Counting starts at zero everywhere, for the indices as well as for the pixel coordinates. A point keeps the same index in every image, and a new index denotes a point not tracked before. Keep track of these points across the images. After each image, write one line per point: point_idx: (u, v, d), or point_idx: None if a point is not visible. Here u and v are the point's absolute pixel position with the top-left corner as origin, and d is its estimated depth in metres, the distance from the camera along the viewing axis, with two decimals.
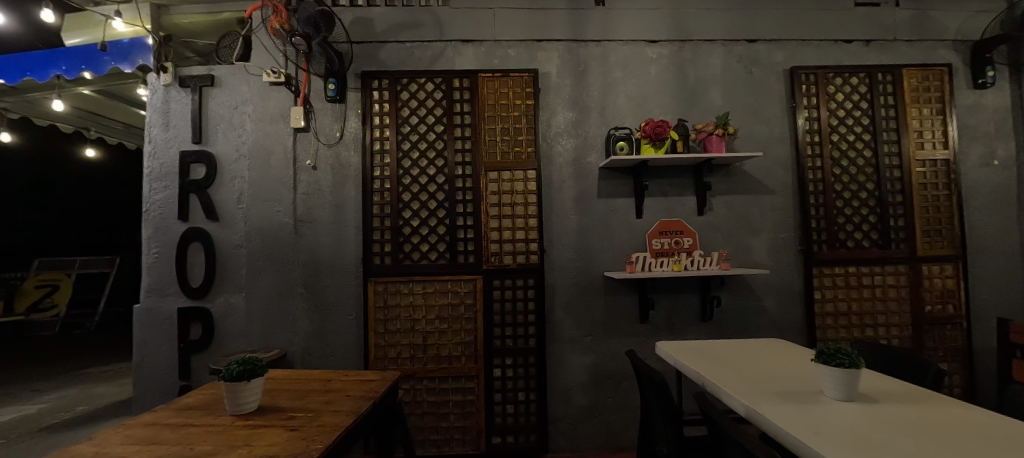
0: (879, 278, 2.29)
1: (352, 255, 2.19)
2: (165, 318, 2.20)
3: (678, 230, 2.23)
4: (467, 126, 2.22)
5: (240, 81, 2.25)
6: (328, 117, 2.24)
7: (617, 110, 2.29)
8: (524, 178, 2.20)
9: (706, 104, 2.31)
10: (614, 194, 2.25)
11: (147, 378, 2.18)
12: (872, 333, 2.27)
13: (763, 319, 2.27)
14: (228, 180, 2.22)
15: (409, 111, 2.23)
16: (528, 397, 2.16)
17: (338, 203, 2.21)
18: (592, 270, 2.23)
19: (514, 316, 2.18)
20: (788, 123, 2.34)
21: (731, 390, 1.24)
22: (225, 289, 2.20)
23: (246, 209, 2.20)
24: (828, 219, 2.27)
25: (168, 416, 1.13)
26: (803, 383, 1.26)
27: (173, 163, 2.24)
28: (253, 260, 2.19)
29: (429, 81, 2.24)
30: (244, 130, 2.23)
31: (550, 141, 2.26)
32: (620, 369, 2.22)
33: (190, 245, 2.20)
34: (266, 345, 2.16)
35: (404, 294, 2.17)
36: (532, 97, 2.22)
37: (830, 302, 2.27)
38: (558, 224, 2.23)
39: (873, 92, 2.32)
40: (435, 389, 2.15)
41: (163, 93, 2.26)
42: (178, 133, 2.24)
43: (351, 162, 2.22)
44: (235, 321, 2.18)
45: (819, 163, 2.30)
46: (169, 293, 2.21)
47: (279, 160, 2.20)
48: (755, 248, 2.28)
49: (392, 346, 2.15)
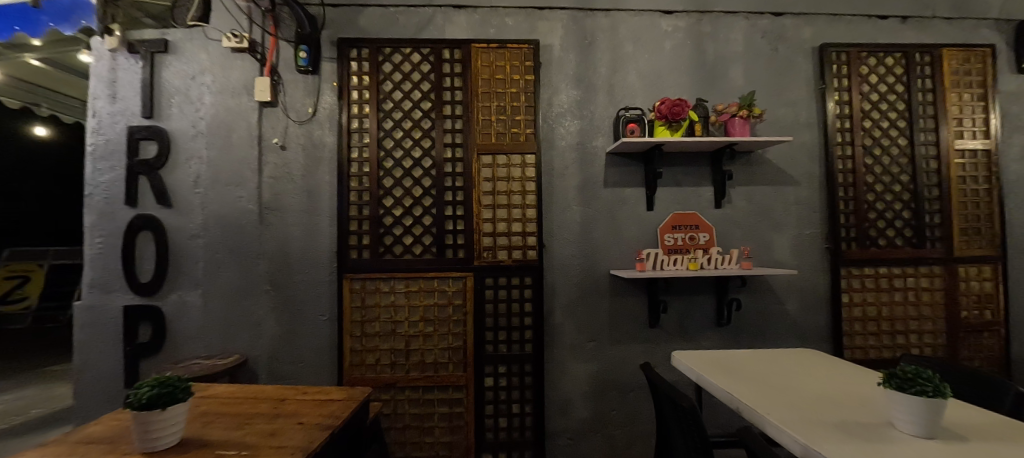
0: (912, 280, 2.08)
1: (327, 248, 1.93)
2: (109, 318, 1.92)
3: (693, 224, 2.00)
4: (458, 103, 1.97)
5: (198, 47, 1.95)
6: (299, 90, 1.95)
7: (628, 89, 2.03)
8: (522, 163, 1.94)
9: (726, 84, 2.06)
10: (622, 183, 2.01)
11: (90, 385, 1.91)
12: (903, 341, 2.07)
13: (785, 324, 2.04)
14: (183, 160, 1.93)
15: (393, 85, 1.96)
16: (523, 409, 1.93)
17: (310, 189, 1.94)
18: (597, 267, 1.99)
19: (508, 319, 1.94)
20: (816, 108, 2.09)
21: (769, 417, 1.02)
22: (178, 285, 1.91)
23: (204, 194, 1.91)
24: (858, 214, 2.05)
25: (56, 454, 0.86)
26: (859, 402, 1.04)
27: (121, 140, 1.96)
28: (211, 253, 1.91)
29: (416, 51, 1.97)
30: (201, 104, 1.93)
31: (551, 123, 2.01)
32: (626, 378, 1.99)
33: (139, 234, 1.92)
34: (224, 350, 1.89)
35: (383, 294, 1.91)
36: (532, 72, 1.96)
37: (858, 306, 2.05)
38: (560, 216, 1.98)
39: (910, 74, 2.09)
40: (419, 400, 1.90)
41: (110, 61, 1.98)
42: (127, 106, 1.96)
43: (325, 142, 1.95)
44: (189, 322, 1.90)
45: (849, 152, 2.07)
46: (114, 290, 1.93)
47: (241, 137, 1.92)
48: (777, 246, 2.05)
49: (370, 352, 1.90)
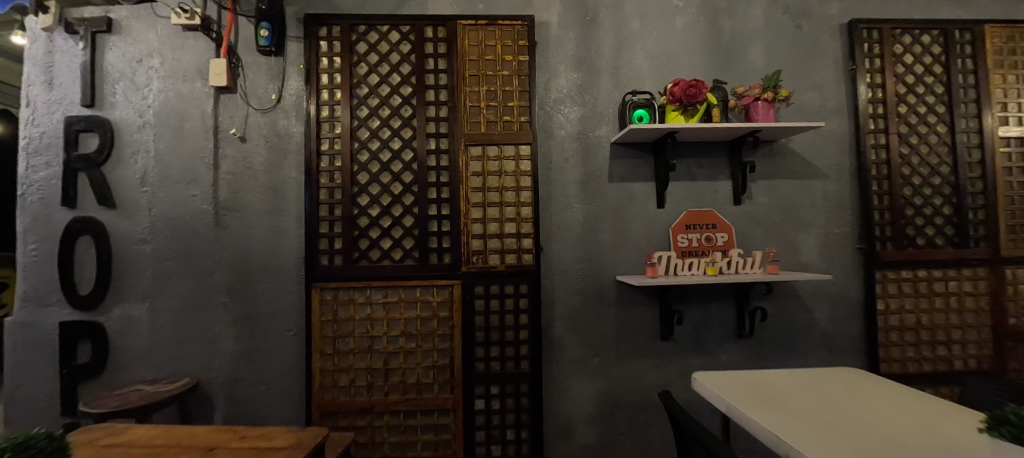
0: (954, 284, 1.85)
1: (294, 253, 1.69)
2: (44, 335, 1.67)
3: (709, 223, 1.77)
4: (443, 88, 1.73)
5: (146, 26, 1.71)
6: (261, 73, 1.72)
7: (635, 71, 1.80)
8: (516, 155, 1.71)
9: (745, 65, 1.84)
10: (629, 177, 1.77)
11: (23, 413, 1.66)
12: (946, 353, 1.83)
13: (813, 335, 1.82)
14: (128, 154, 1.69)
15: (368, 67, 1.72)
16: (519, 436, 1.69)
17: (275, 186, 1.70)
18: (600, 273, 1.75)
19: (502, 332, 1.70)
20: (845, 92, 1.87)
21: (814, 456, 0.79)
22: (123, 298, 1.67)
23: (152, 193, 1.67)
24: (895, 210, 1.82)
25: None
26: (927, 444, 0.84)
27: (58, 132, 1.72)
28: (160, 260, 1.67)
29: (395, 29, 1.74)
30: (149, 91, 1.70)
31: (548, 110, 1.78)
32: (635, 398, 1.75)
33: (77, 239, 1.68)
34: (175, 371, 1.65)
35: (359, 305, 1.67)
36: (526, 52, 1.73)
37: (895, 314, 1.82)
38: (559, 215, 1.75)
39: (949, 54, 1.87)
40: (400, 426, 1.67)
41: (45, 43, 1.73)
42: (66, 94, 1.72)
43: (291, 133, 1.71)
44: (135, 340, 1.66)
45: (883, 141, 1.85)
46: (50, 304, 1.68)
47: (194, 128, 1.68)
48: (804, 247, 1.82)
49: (343, 371, 1.66)
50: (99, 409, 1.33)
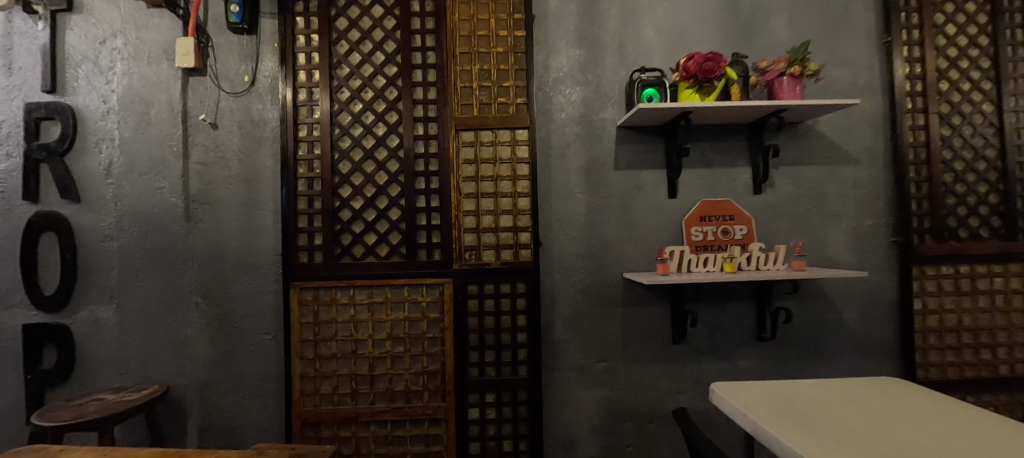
0: (1001, 281, 1.66)
1: (272, 251, 1.56)
2: (7, 339, 1.56)
3: (727, 215, 1.61)
4: (431, 68, 1.58)
5: (109, 3, 1.57)
6: (234, 54, 1.58)
7: (643, 47, 1.63)
8: (511, 140, 1.54)
9: (766, 39, 1.65)
10: (637, 164, 1.61)
11: None
12: (990, 357, 1.65)
13: (841, 337, 1.65)
14: (92, 143, 1.56)
15: (349, 46, 1.57)
16: (517, 447, 1.55)
17: (249, 177, 1.56)
18: (606, 270, 1.60)
19: (497, 335, 1.55)
20: (879, 67, 1.68)
21: None
22: (90, 299, 1.55)
23: (118, 185, 1.55)
24: (935, 199, 1.63)
25: None
26: None
27: (18, 120, 1.59)
28: (128, 258, 1.54)
29: (378, 4, 1.58)
30: (113, 74, 1.56)
31: (548, 91, 1.62)
32: (644, 407, 1.60)
33: (40, 236, 1.56)
34: (146, 377, 1.53)
35: (341, 306, 1.53)
36: (523, 26, 1.55)
37: (934, 315, 1.64)
38: (560, 206, 1.60)
39: (997, 23, 1.66)
40: (387, 437, 1.54)
41: (4, 24, 1.60)
42: (26, 78, 1.59)
43: (267, 119, 1.57)
44: (103, 344, 1.54)
45: (921, 122, 1.66)
46: (13, 305, 1.57)
47: (163, 115, 1.55)
48: (831, 240, 1.65)
49: (326, 377, 1.53)
50: (53, 422, 1.20)
